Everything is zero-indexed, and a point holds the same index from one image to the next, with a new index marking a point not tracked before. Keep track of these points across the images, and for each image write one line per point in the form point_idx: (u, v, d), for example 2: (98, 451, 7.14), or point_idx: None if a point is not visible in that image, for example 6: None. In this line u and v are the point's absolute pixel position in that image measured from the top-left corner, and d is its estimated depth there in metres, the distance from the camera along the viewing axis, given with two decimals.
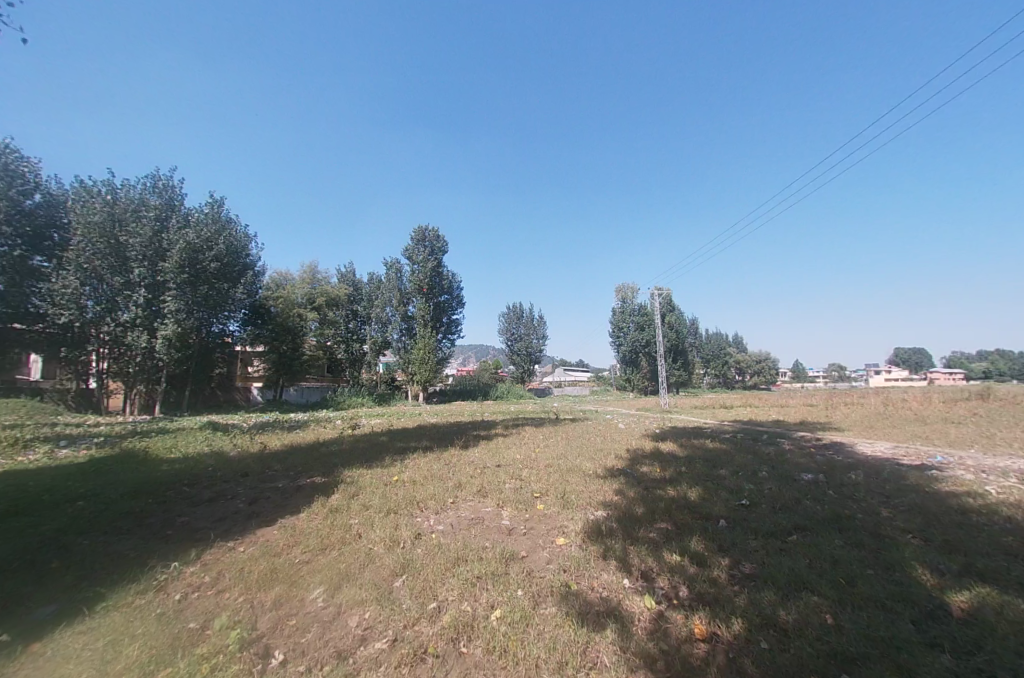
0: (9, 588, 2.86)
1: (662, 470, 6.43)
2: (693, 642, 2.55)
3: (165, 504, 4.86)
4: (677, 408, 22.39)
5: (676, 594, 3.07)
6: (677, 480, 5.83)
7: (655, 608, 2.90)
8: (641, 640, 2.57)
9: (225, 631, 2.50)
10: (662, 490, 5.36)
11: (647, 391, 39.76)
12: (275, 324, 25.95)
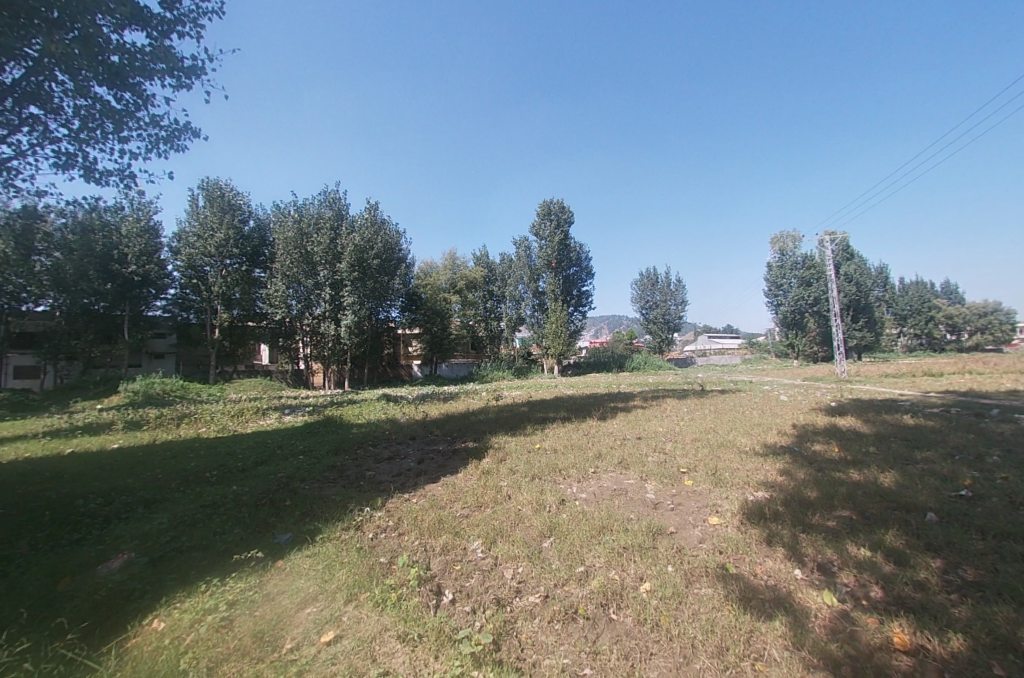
0: (262, 518, 3.76)
1: (841, 450, 5.50)
2: (890, 652, 2.15)
3: (356, 460, 5.90)
4: (859, 377, 18.76)
5: (865, 594, 2.61)
6: (862, 462, 4.92)
7: (837, 606, 2.52)
8: (819, 638, 2.26)
9: (406, 567, 2.91)
10: (841, 473, 4.59)
11: (817, 358, 34.04)
12: (426, 308, 28.86)
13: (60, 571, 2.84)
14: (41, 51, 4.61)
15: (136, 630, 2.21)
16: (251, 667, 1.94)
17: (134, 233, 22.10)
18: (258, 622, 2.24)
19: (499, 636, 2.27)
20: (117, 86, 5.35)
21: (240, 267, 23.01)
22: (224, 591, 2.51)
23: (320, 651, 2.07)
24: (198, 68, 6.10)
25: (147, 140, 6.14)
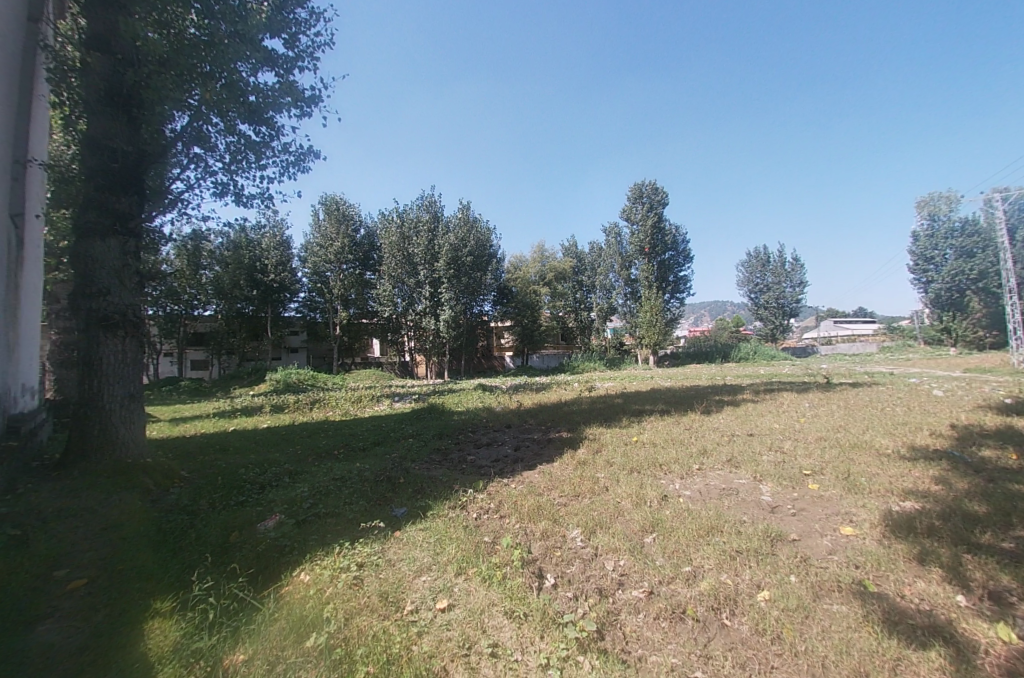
0: (380, 492, 4.16)
1: (1021, 458, 4.49)
2: None
3: (458, 445, 6.25)
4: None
5: None
6: None
7: (1018, 644, 2.07)
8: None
9: (509, 548, 3.01)
10: (1023, 487, 3.75)
11: (984, 346, 28.05)
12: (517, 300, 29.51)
13: (231, 525, 3.43)
14: (199, 101, 5.47)
15: (288, 579, 2.56)
16: (379, 622, 2.14)
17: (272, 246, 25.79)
18: (383, 584, 2.48)
19: (603, 626, 2.25)
20: (255, 122, 6.19)
21: (355, 271, 25.74)
22: (354, 553, 2.83)
23: (436, 616, 2.23)
24: (316, 96, 6.79)
25: (279, 166, 7.01)
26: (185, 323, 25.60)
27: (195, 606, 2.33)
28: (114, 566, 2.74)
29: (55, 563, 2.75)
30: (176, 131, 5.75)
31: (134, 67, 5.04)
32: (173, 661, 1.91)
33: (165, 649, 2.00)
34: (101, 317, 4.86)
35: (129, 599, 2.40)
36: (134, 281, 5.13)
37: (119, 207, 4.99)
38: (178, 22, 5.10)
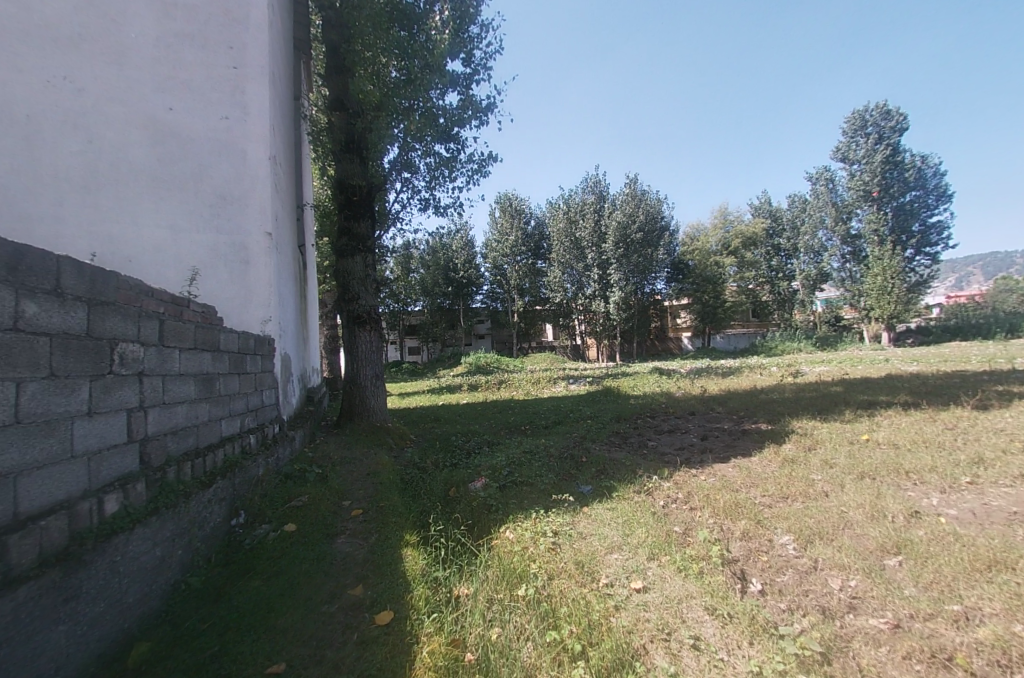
0: (566, 469, 4.39)
1: None
2: None
3: (639, 429, 6.13)
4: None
5: None
6: None
7: None
8: None
9: (706, 543, 2.81)
10: None
11: None
12: (695, 276, 26.91)
13: (449, 482, 4.09)
14: (404, 131, 6.47)
15: (497, 533, 2.93)
16: (578, 588, 2.28)
17: (460, 246, 29.70)
18: (578, 553, 2.64)
19: (829, 650, 1.93)
20: (445, 140, 7.02)
21: (528, 262, 27.49)
22: (549, 521, 3.07)
23: (631, 595, 2.27)
24: (492, 103, 7.33)
25: (466, 174, 7.85)
26: (401, 317, 31.12)
27: (433, 543, 2.88)
28: (376, 502, 3.58)
29: (341, 495, 3.75)
30: (391, 162, 6.95)
31: (360, 117, 6.26)
32: (422, 581, 2.42)
33: (415, 570, 2.54)
34: (353, 316, 6.29)
35: (388, 528, 3.11)
36: (372, 287, 6.48)
37: (360, 230, 6.35)
38: (385, 70, 6.12)
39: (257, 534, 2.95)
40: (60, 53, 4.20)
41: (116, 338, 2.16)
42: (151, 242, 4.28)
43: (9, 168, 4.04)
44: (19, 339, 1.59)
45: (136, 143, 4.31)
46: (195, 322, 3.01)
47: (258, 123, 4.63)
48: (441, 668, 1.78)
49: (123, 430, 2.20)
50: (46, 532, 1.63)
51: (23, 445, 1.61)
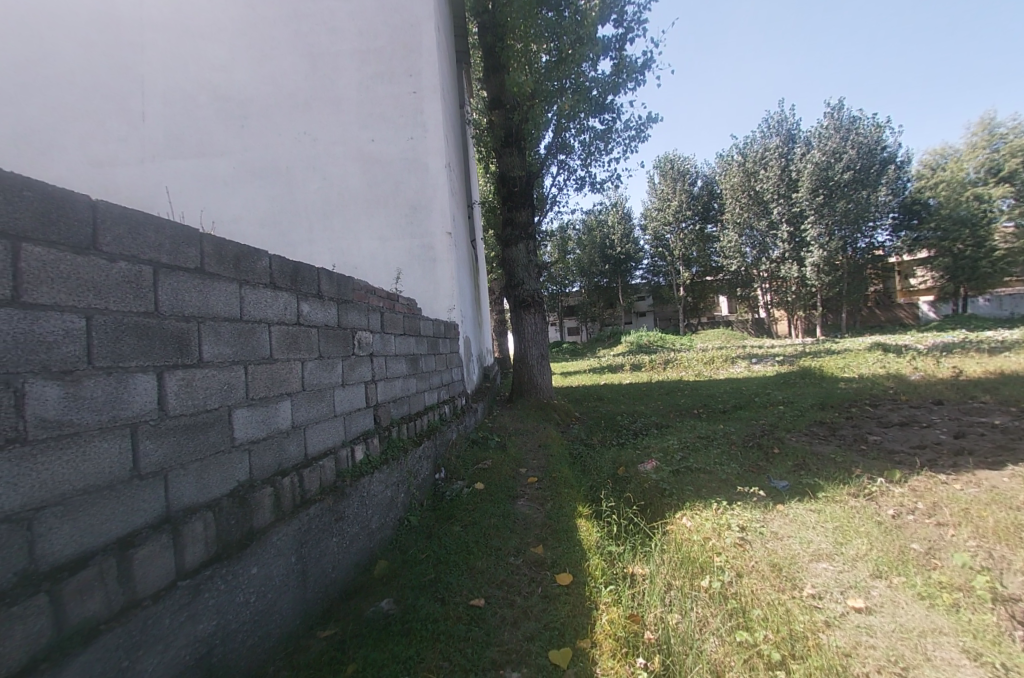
0: (752, 460, 3.95)
1: None
2: None
3: (854, 420, 5.08)
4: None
5: None
6: None
7: None
8: None
9: (968, 571, 2.12)
10: None
11: None
12: (939, 218, 20.38)
13: (619, 461, 4.11)
14: (557, 113, 6.55)
15: (673, 519, 2.84)
16: (776, 593, 2.04)
17: (617, 221, 28.62)
18: (773, 554, 2.37)
19: None
20: (599, 112, 6.82)
21: (696, 227, 25.11)
22: (735, 515, 2.83)
23: (848, 614, 1.91)
24: (649, 58, 6.82)
25: (623, 143, 7.52)
26: (563, 299, 31.80)
27: (606, 518, 2.97)
28: (550, 473, 3.83)
29: (520, 462, 4.12)
30: (547, 146, 7.10)
31: (517, 109, 6.52)
32: (598, 552, 2.52)
33: (590, 540, 2.65)
34: (520, 300, 6.72)
35: (562, 498, 3.31)
36: (535, 272, 6.80)
37: (522, 218, 6.69)
38: (537, 57, 6.22)
39: (455, 489, 3.47)
40: (300, 112, 5.39)
41: (355, 327, 2.77)
42: (368, 251, 5.29)
43: (279, 208, 5.41)
44: (301, 330, 2.19)
45: (353, 173, 5.34)
46: (403, 312, 3.64)
47: (436, 137, 5.29)
48: (622, 639, 1.84)
49: (362, 397, 2.81)
50: (324, 470, 2.22)
51: (307, 406, 2.21)
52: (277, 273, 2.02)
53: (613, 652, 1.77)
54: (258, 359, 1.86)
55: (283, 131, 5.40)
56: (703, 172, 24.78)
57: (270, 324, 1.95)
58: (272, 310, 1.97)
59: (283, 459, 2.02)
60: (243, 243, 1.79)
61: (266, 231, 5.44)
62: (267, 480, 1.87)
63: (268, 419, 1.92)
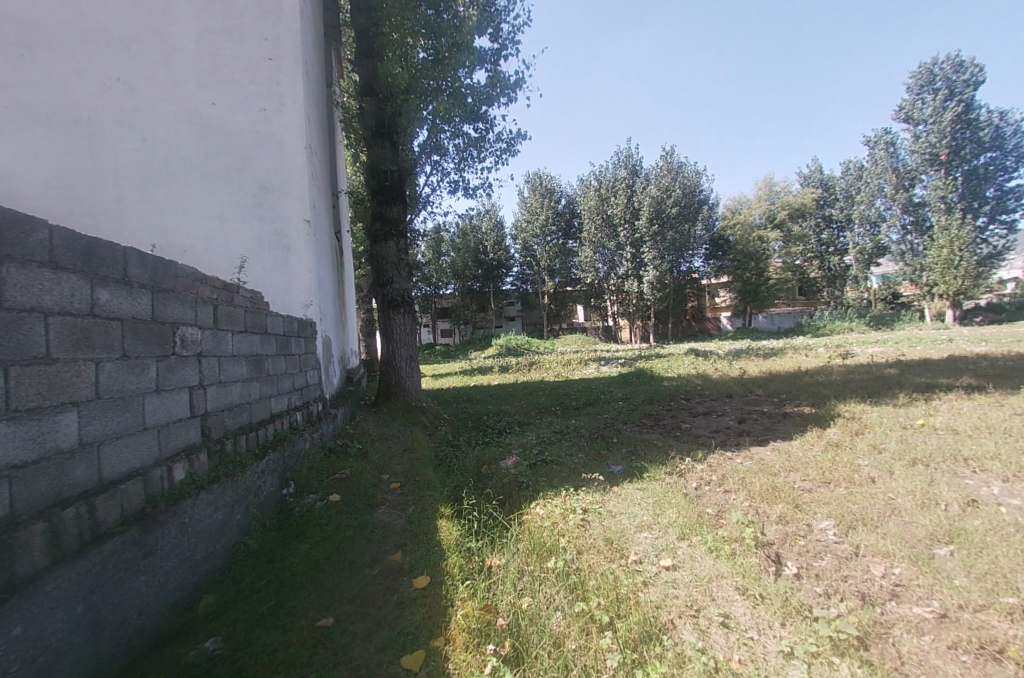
0: (596, 449, 4.44)
1: None
2: None
3: (672, 411, 6.06)
4: None
5: None
6: None
7: None
8: None
9: (739, 525, 2.70)
10: None
11: None
12: (736, 252, 25.57)
13: (481, 460, 4.22)
14: (432, 113, 6.43)
15: (528, 509, 3.03)
16: (608, 564, 2.32)
17: (489, 228, 29.52)
18: (607, 530, 2.68)
19: (867, 634, 1.81)
20: (473, 120, 6.95)
21: (558, 241, 27.18)
22: (579, 500, 3.13)
23: (660, 572, 2.27)
24: (521, 78, 7.19)
25: (495, 154, 7.77)
26: (436, 301, 31.85)
27: (466, 516, 3.02)
28: (412, 477, 3.76)
29: (381, 469, 3.96)
30: (420, 145, 6.97)
31: (390, 101, 6.27)
32: (456, 550, 2.55)
33: (449, 540, 2.68)
34: (387, 299, 6.45)
35: (424, 501, 3.27)
36: (406, 272, 6.59)
37: (392, 214, 6.44)
38: (413, 51, 6.06)
39: (305, 503, 3.17)
40: (111, 55, 4.40)
41: (177, 322, 2.35)
42: (203, 233, 4.54)
43: (76, 169, 4.34)
44: (95, 323, 1.77)
45: (185, 138, 4.53)
46: (244, 307, 3.22)
47: (294, 113, 4.75)
48: (475, 630, 1.90)
49: (186, 405, 2.40)
50: (127, 495, 1.83)
51: (103, 419, 1.80)
52: (62, 250, 1.61)
53: (465, 645, 1.82)
54: (27, 358, 1.47)
55: (85, 74, 4.36)
56: (565, 191, 26.99)
57: (48, 314, 1.55)
58: (52, 296, 1.57)
59: (64, 486, 1.61)
60: (7, 209, 1.39)
61: (53, 196, 4.31)
62: (39, 513, 1.47)
63: (42, 435, 1.52)
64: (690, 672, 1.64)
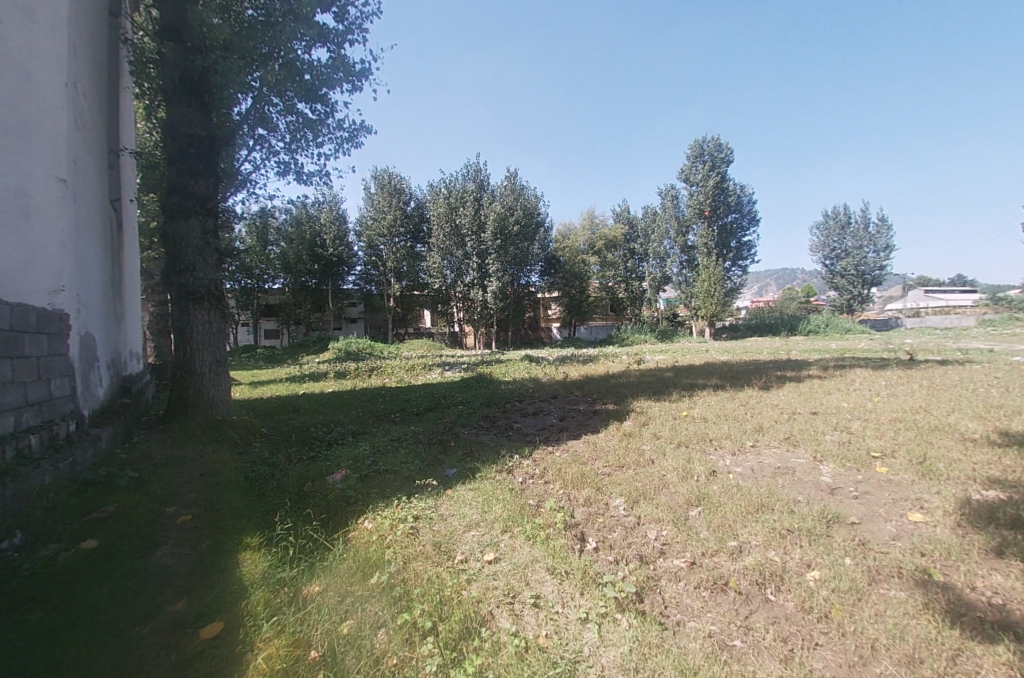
0: (432, 454, 4.43)
1: None
2: None
3: (506, 413, 6.43)
4: None
5: None
6: None
7: None
8: None
9: (553, 511, 3.00)
10: None
11: None
12: (566, 271, 28.63)
13: (304, 476, 3.81)
14: (260, 83, 5.66)
15: (354, 525, 2.85)
16: (434, 569, 2.33)
17: (330, 220, 26.34)
18: (436, 534, 2.69)
19: (642, 589, 2.19)
20: (311, 100, 6.31)
21: (406, 244, 26.30)
22: (410, 507, 3.07)
23: (482, 568, 2.37)
24: (366, 69, 6.83)
25: (334, 142, 7.19)
26: (257, 296, 27.80)
27: (278, 543, 2.67)
28: (211, 505, 3.18)
29: (165, 502, 3.24)
30: (241, 114, 6.03)
31: (201, 55, 5.28)
32: (263, 586, 2.24)
33: (255, 575, 2.34)
34: (187, 291, 5.34)
35: (224, 533, 2.79)
36: (213, 260, 5.58)
37: (198, 189, 5.40)
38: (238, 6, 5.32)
39: (39, 555, 2.39)
40: None
41: None
42: None
43: None
44: None
45: None
46: None
47: (48, 38, 3.64)
48: (278, 671, 1.69)
49: None
50: None
51: None
52: None
53: None
54: None
55: None
56: (414, 194, 26.44)
57: None
58: None
59: None
60: None
61: None
62: None
63: None
64: (503, 658, 1.75)
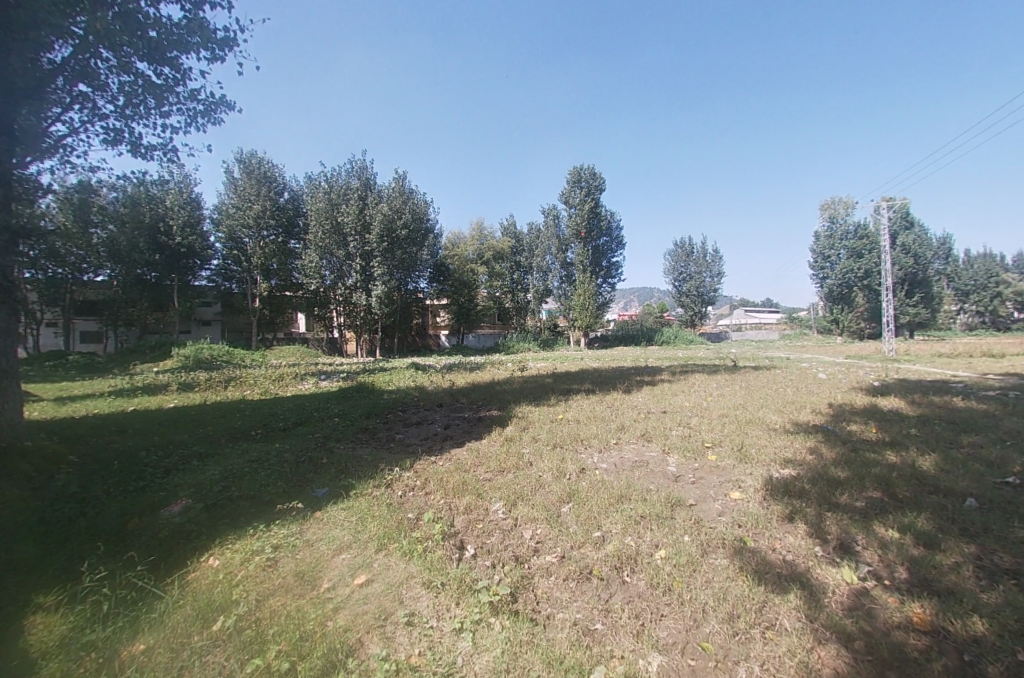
0: (300, 474, 4.03)
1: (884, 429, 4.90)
2: (908, 632, 1.97)
3: (387, 424, 6.17)
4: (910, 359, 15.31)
5: (889, 574, 2.37)
6: (905, 442, 4.37)
7: (857, 584, 2.30)
8: (834, 613, 2.09)
9: (432, 522, 2.96)
10: (880, 454, 4.05)
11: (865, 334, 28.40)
12: (453, 279, 28.62)
13: (130, 512, 3.17)
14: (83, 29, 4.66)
15: (195, 566, 2.46)
16: (295, 602, 2.12)
17: (178, 204, 22.54)
18: (300, 563, 2.45)
19: (516, 589, 2.27)
20: (155, 60, 5.38)
21: (277, 239, 23.72)
22: (270, 535, 2.75)
23: (353, 592, 2.22)
24: (229, 38, 6.03)
25: (184, 115, 6.21)
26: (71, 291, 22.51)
27: (86, 599, 2.17)
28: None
29: None
30: (52, 62, 4.89)
31: None
32: (60, 658, 1.80)
33: (48, 645, 1.87)
34: None
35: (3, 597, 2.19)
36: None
37: None
38: None
39: None
40: None
41: None
42: None
43: None
44: None
45: None
46: None
47: None
48: None
49: None
50: None
51: None
52: None
53: None
54: None
55: None
56: (287, 185, 24.04)
57: None
58: None
59: None
60: None
61: None
62: None
63: None
64: None
